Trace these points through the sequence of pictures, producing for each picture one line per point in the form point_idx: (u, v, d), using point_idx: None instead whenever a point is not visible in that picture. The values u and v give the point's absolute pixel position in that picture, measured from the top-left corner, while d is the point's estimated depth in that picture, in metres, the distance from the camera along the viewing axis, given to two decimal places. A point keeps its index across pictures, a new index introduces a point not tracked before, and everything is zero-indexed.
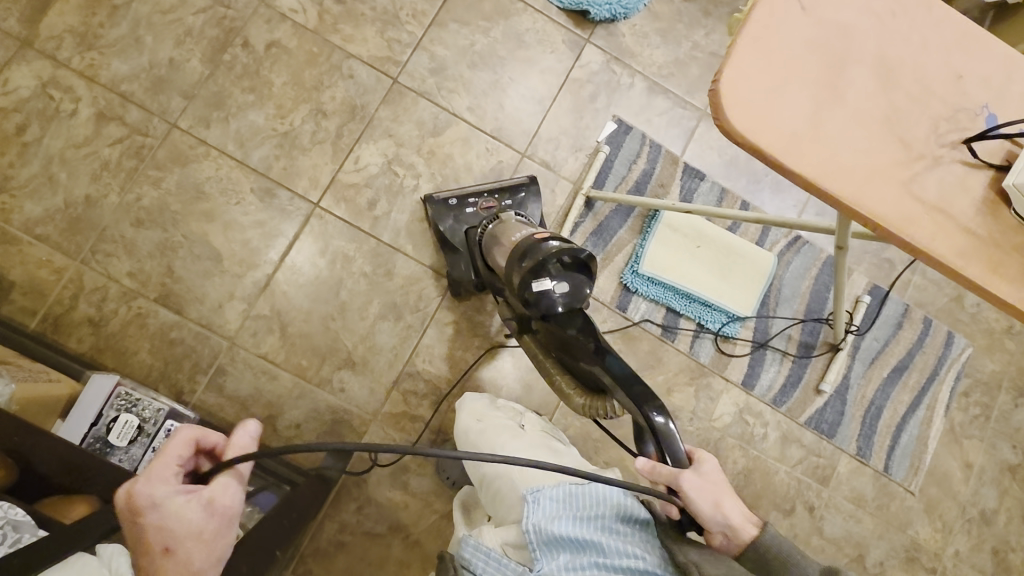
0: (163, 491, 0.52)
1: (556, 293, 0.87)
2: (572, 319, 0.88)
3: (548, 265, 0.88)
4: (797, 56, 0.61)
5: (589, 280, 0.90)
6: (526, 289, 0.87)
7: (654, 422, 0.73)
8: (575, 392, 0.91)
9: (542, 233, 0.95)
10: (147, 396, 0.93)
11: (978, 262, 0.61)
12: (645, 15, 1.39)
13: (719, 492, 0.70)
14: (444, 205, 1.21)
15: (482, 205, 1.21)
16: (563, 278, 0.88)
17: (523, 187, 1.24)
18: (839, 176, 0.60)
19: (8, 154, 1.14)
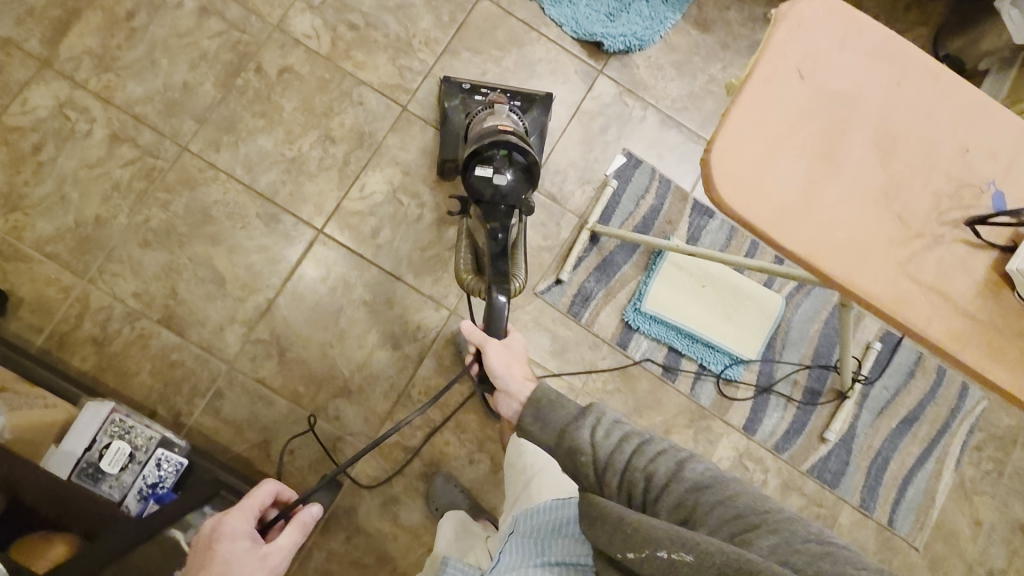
0: (242, 527, 0.68)
1: (495, 181, 0.93)
2: (494, 211, 0.95)
3: (493, 155, 0.94)
4: (795, 123, 0.58)
5: (528, 186, 0.96)
6: (469, 171, 0.94)
7: (494, 297, 0.94)
8: (466, 271, 1.05)
9: (508, 125, 0.99)
10: (140, 424, 0.93)
11: (977, 349, 0.57)
12: (660, 46, 1.37)
13: (513, 362, 0.89)
14: (456, 85, 1.21)
15: (491, 96, 1.19)
16: (506, 171, 0.94)
17: (535, 97, 1.23)
18: (833, 254, 0.57)
19: (23, 172, 1.16)
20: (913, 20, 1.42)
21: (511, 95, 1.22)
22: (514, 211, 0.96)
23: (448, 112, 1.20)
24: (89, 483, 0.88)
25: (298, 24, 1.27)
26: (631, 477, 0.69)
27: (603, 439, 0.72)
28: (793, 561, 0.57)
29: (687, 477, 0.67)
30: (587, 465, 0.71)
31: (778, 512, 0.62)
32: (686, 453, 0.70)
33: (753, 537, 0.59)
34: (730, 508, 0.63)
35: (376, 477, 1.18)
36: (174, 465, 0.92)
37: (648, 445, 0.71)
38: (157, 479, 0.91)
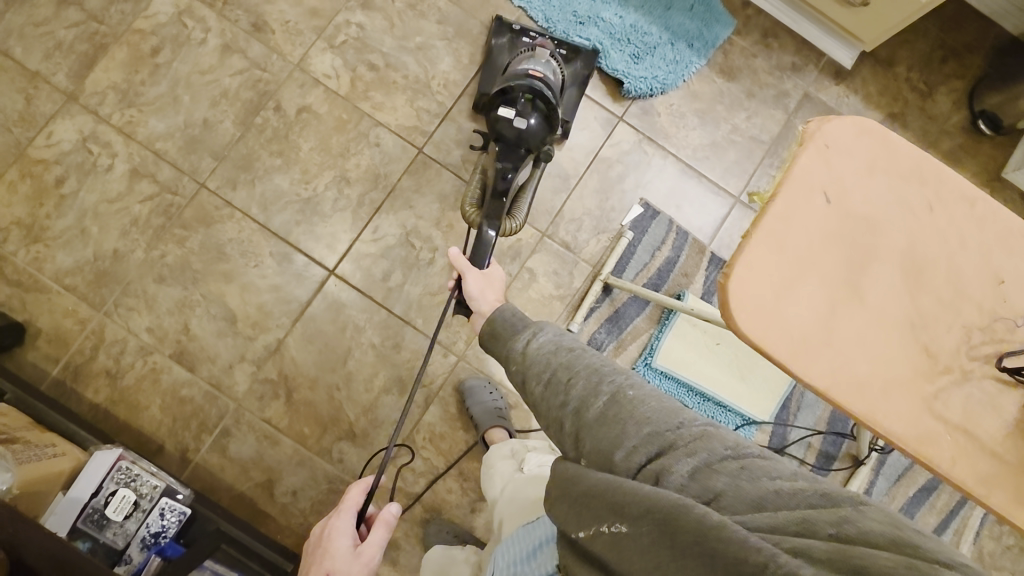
0: (342, 524, 0.72)
1: (513, 120, 1.02)
2: (510, 151, 1.03)
3: (518, 99, 1.04)
4: (817, 251, 0.57)
5: (542, 131, 1.04)
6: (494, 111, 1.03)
7: (484, 231, 0.95)
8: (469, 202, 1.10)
9: (537, 74, 1.08)
10: (146, 471, 0.95)
11: (1006, 495, 0.55)
12: (683, 93, 1.34)
13: (488, 286, 0.87)
14: (507, 26, 1.26)
15: (537, 40, 1.24)
16: (527, 116, 1.02)
17: (582, 50, 1.27)
18: (852, 386, 0.56)
19: (46, 205, 1.19)
20: (949, 72, 1.37)
21: (558, 44, 1.26)
22: (527, 154, 1.03)
23: (495, 55, 1.26)
24: (94, 529, 0.91)
25: (318, 63, 1.27)
26: (552, 394, 0.64)
27: (534, 354, 0.68)
28: (708, 483, 0.53)
29: (608, 389, 0.61)
30: (518, 374, 0.68)
31: (692, 426, 0.57)
32: (610, 366, 0.65)
33: (672, 463, 0.54)
34: (645, 422, 0.58)
35: None
36: (177, 514, 0.94)
37: (578, 356, 0.66)
38: (160, 528, 0.93)
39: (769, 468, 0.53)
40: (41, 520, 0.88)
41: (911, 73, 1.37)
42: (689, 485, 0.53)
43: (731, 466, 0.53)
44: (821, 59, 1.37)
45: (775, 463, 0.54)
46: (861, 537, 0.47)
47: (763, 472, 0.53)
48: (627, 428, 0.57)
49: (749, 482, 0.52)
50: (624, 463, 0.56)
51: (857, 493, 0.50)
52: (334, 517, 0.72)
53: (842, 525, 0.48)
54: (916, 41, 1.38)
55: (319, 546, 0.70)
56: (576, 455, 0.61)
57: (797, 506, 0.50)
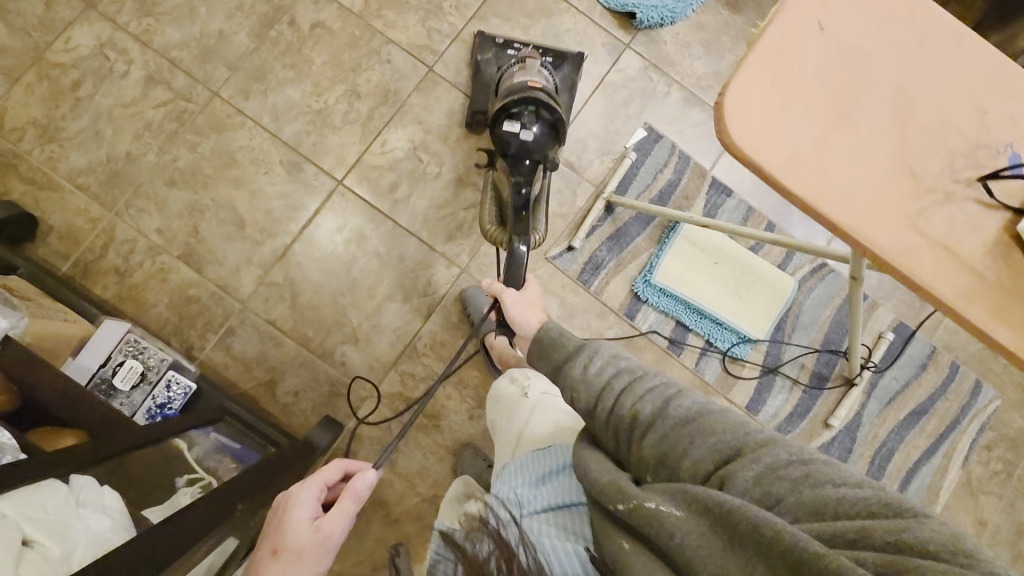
0: (304, 496, 0.66)
1: (519, 137, 0.95)
2: (521, 165, 0.96)
3: (521, 112, 0.95)
4: (810, 77, 0.60)
5: (553, 141, 0.97)
6: (497, 126, 0.96)
7: (515, 246, 0.94)
8: (490, 224, 1.08)
9: (536, 83, 1.00)
10: (153, 346, 0.97)
11: (981, 305, 0.58)
12: (689, 23, 1.38)
13: (528, 308, 0.93)
14: (490, 41, 1.27)
15: (522, 51, 1.24)
16: (532, 127, 0.95)
17: (568, 55, 1.27)
18: (840, 201, 0.58)
19: (62, 106, 1.21)
20: None
21: (543, 51, 1.26)
22: (539, 167, 0.97)
23: (483, 70, 1.25)
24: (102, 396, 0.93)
25: None
26: (617, 416, 0.63)
27: (593, 378, 0.68)
28: (769, 488, 0.52)
29: (674, 409, 0.61)
30: (581, 398, 0.68)
31: (758, 435, 0.56)
32: (676, 388, 0.64)
33: (735, 469, 0.54)
34: (711, 435, 0.57)
35: (376, 421, 1.20)
36: (182, 388, 0.96)
37: (639, 381, 0.66)
38: (166, 400, 0.95)
39: (833, 475, 0.51)
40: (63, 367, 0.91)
41: None
42: (752, 490, 0.53)
43: (797, 473, 0.52)
44: None
45: (837, 469, 0.53)
46: (922, 546, 0.44)
47: (827, 478, 0.51)
48: (691, 442, 0.58)
49: (810, 489, 0.51)
50: (688, 470, 0.56)
51: (920, 508, 0.48)
52: (299, 488, 0.66)
53: (902, 533, 0.45)
54: None
55: (275, 519, 0.65)
56: (639, 472, 0.60)
57: (857, 514, 0.48)
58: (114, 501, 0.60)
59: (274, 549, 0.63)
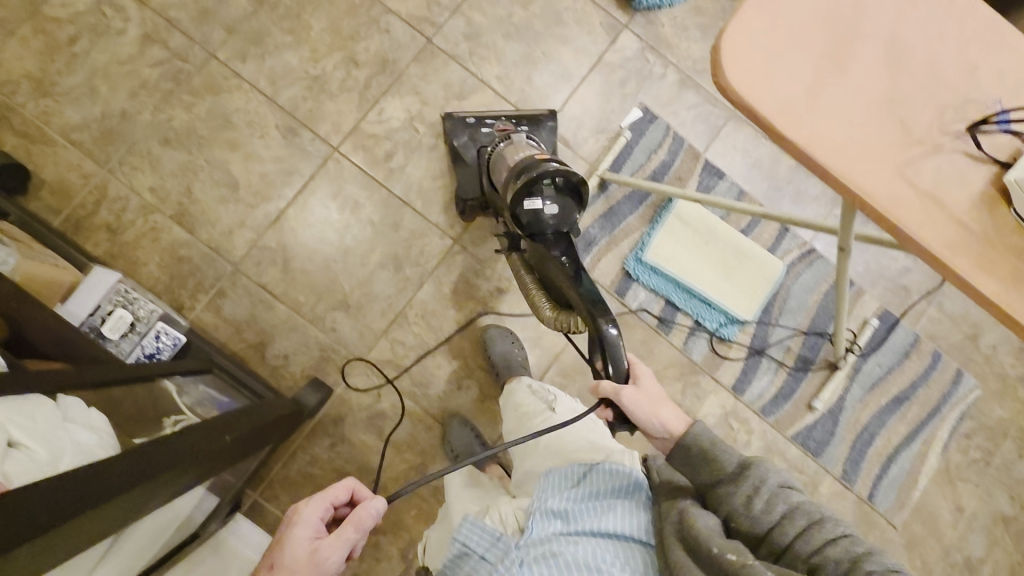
0: (307, 513, 0.63)
1: (545, 213, 0.92)
2: (557, 241, 0.93)
3: (541, 185, 0.92)
4: (807, 24, 0.61)
5: (579, 209, 0.94)
6: (518, 205, 0.92)
7: (605, 330, 0.77)
8: (546, 304, 0.96)
9: (544, 155, 0.97)
10: (144, 297, 0.97)
11: (966, 255, 0.59)
12: (687, 7, 1.39)
13: (656, 403, 0.72)
14: (461, 122, 1.25)
15: (498, 126, 1.23)
16: (554, 200, 0.92)
17: (542, 119, 1.26)
18: (831, 148, 0.59)
19: (57, 61, 1.20)
20: None
21: (515, 121, 1.26)
22: (568, 237, 0.94)
23: (464, 158, 1.23)
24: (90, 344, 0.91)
25: None
26: (795, 557, 0.61)
27: (764, 513, 0.63)
28: None
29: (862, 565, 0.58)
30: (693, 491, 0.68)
31: None
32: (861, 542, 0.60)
33: None
34: None
35: (365, 387, 1.19)
36: (171, 339, 0.96)
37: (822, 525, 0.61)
38: (155, 349, 0.94)
39: None
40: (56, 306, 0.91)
41: None
42: None
43: None
44: None
45: None
46: None
47: None
48: None
49: None
50: None
51: None
52: (305, 502, 0.64)
53: None
54: None
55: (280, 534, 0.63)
56: None
57: None
58: (100, 421, 0.62)
59: (270, 563, 0.61)
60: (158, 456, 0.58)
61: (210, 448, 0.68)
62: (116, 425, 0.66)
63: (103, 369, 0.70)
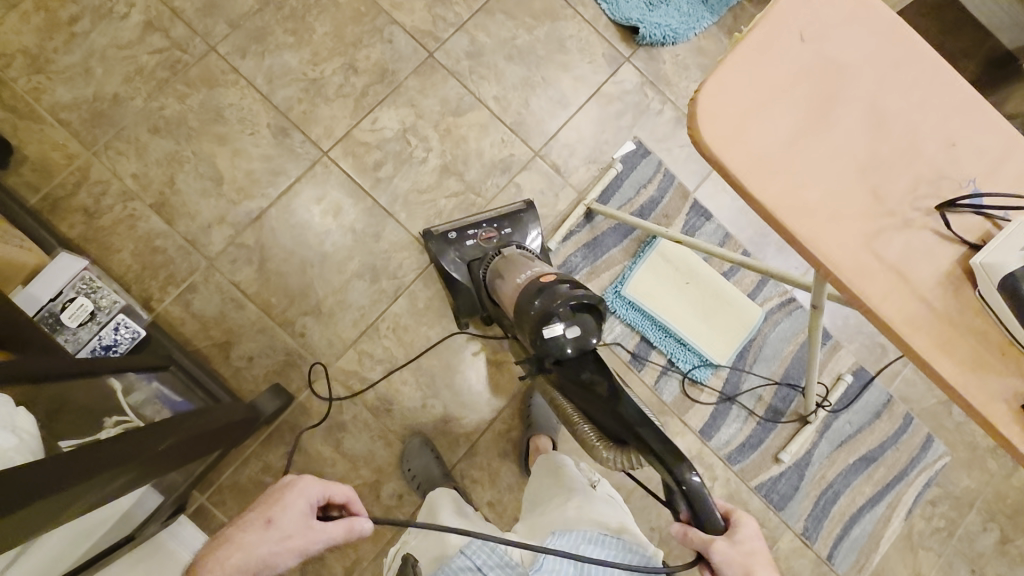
0: (311, 489, 0.60)
1: (567, 336, 0.81)
2: (585, 363, 0.82)
3: (557, 309, 0.83)
4: (788, 85, 0.59)
5: (597, 323, 0.84)
6: (536, 335, 0.82)
7: (688, 481, 0.63)
8: (600, 442, 0.76)
9: (550, 274, 0.92)
10: (107, 287, 0.96)
11: (925, 333, 0.58)
12: (691, 46, 1.39)
13: (752, 562, 0.59)
14: (444, 238, 1.16)
15: (482, 237, 1.16)
16: (573, 321, 0.83)
17: (523, 213, 1.19)
18: (800, 213, 0.58)
19: (55, 39, 1.20)
20: None
21: (498, 223, 1.18)
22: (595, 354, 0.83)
23: (454, 277, 1.15)
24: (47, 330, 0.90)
25: None
26: None
27: None
28: None
29: None
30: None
31: None
32: None
33: None
34: None
35: (328, 396, 1.18)
36: (130, 332, 0.95)
37: None
38: (112, 341, 0.93)
39: None
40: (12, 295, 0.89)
41: None
42: None
43: None
44: None
45: None
46: None
47: None
48: None
49: None
50: None
51: None
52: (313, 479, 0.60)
53: None
54: None
55: (273, 495, 0.59)
56: None
57: None
58: (28, 423, 0.60)
59: (268, 517, 0.57)
60: (86, 462, 0.58)
61: (147, 456, 0.66)
62: (41, 425, 0.64)
63: (43, 365, 0.69)
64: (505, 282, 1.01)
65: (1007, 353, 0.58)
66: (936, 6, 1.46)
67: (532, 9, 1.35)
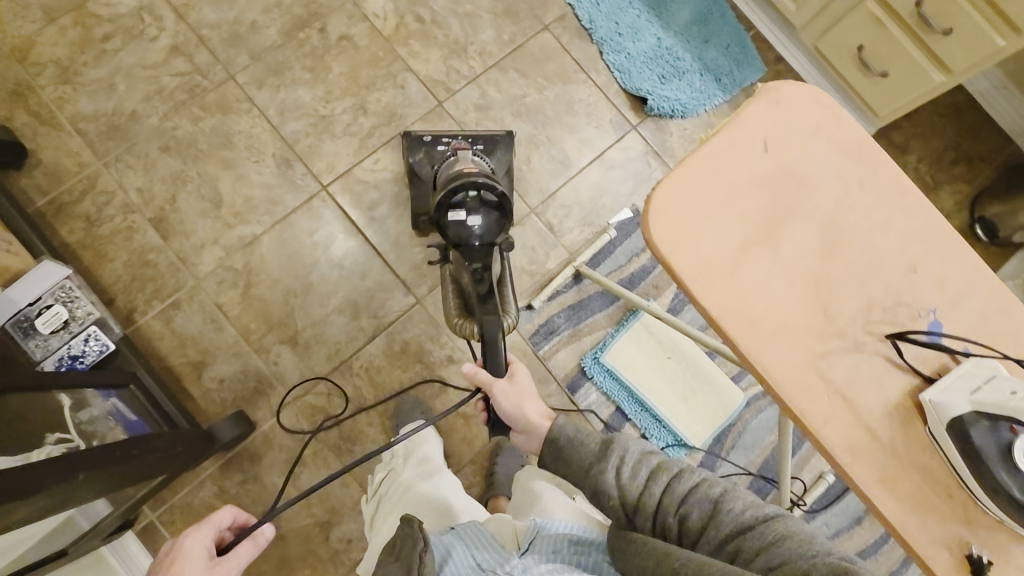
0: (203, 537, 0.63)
1: (469, 227, 0.91)
2: (476, 251, 0.91)
3: (464, 198, 0.91)
4: (747, 192, 0.59)
5: (502, 219, 0.93)
6: (440, 216, 0.91)
7: (491, 332, 0.81)
8: (454, 312, 0.95)
9: (475, 167, 0.97)
10: (85, 298, 0.98)
11: (869, 465, 0.56)
12: (699, 121, 1.40)
13: (522, 397, 0.80)
14: (418, 139, 1.21)
15: (452, 145, 1.19)
16: (477, 212, 0.92)
17: (498, 139, 1.22)
18: (746, 322, 0.57)
19: (86, 54, 1.26)
20: (957, 173, 1.39)
21: (472, 138, 1.21)
22: (492, 249, 0.92)
23: (419, 174, 1.19)
24: (18, 334, 0.91)
25: (371, 3, 1.36)
26: None
27: None
28: None
29: None
30: (617, 508, 0.67)
31: None
32: None
33: None
34: None
35: (292, 428, 1.17)
36: (100, 345, 0.97)
37: None
38: (80, 352, 0.96)
39: None
40: None
41: (920, 164, 1.40)
42: None
43: None
44: None
45: None
46: None
47: None
48: None
49: None
50: None
51: None
52: (201, 527, 0.64)
53: None
54: (932, 137, 1.41)
55: (164, 558, 0.61)
56: None
57: None
58: None
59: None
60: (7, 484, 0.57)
61: (59, 486, 0.64)
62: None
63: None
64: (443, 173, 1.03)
65: (953, 495, 0.57)
66: (957, 108, 1.42)
67: (545, 70, 1.38)
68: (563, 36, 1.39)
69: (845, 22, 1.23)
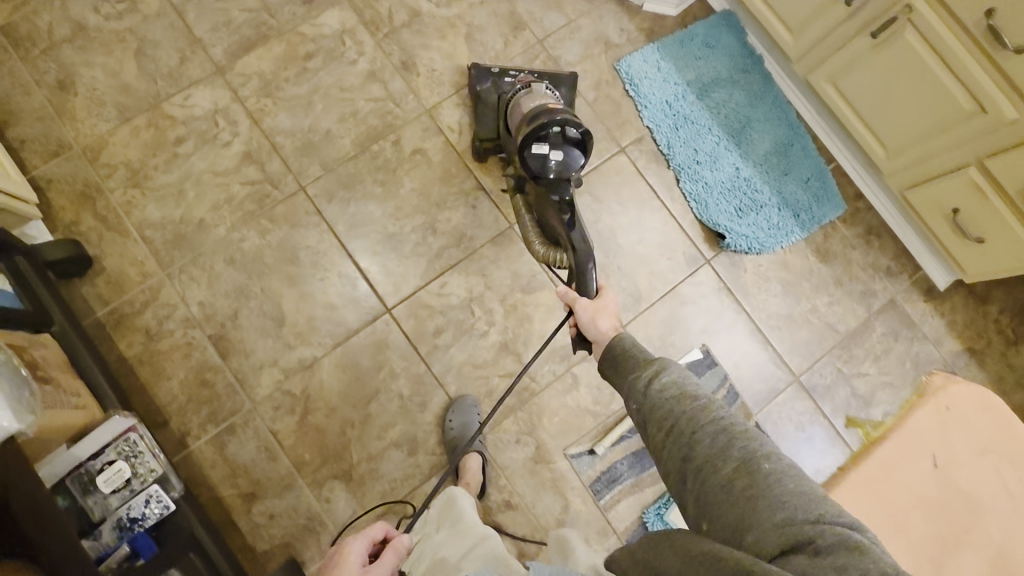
0: (357, 545, 0.72)
1: (549, 160, 0.99)
2: (556, 182, 0.99)
3: (547, 132, 0.99)
4: (926, 487, 0.76)
5: (581, 155, 1.01)
6: (525, 149, 0.99)
7: (582, 259, 0.90)
8: (538, 243, 1.10)
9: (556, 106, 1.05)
10: (149, 451, 0.93)
11: None
12: (775, 258, 1.35)
13: (597, 309, 0.82)
14: (486, 70, 1.27)
15: (520, 78, 1.24)
16: (559, 148, 0.99)
17: (562, 78, 1.27)
18: None
19: (157, 157, 1.24)
20: None
21: (538, 74, 1.26)
22: (569, 183, 1.00)
23: (484, 103, 1.26)
24: (78, 493, 0.88)
25: (446, 115, 1.33)
26: None
27: None
28: None
29: None
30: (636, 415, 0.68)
31: None
32: None
33: None
34: None
35: None
36: (160, 506, 0.91)
37: None
38: (139, 515, 0.89)
39: None
40: (38, 466, 0.86)
41: (1002, 315, 1.38)
42: None
43: None
44: (917, 273, 1.38)
45: None
46: None
47: None
48: None
49: None
50: None
51: None
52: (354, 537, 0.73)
53: None
54: (1015, 288, 1.39)
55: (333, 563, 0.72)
56: None
57: None
58: None
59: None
60: None
61: None
62: None
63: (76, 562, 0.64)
64: (515, 113, 1.12)
65: None
66: None
67: (620, 196, 1.34)
68: (639, 160, 1.36)
69: (942, 182, 1.18)
